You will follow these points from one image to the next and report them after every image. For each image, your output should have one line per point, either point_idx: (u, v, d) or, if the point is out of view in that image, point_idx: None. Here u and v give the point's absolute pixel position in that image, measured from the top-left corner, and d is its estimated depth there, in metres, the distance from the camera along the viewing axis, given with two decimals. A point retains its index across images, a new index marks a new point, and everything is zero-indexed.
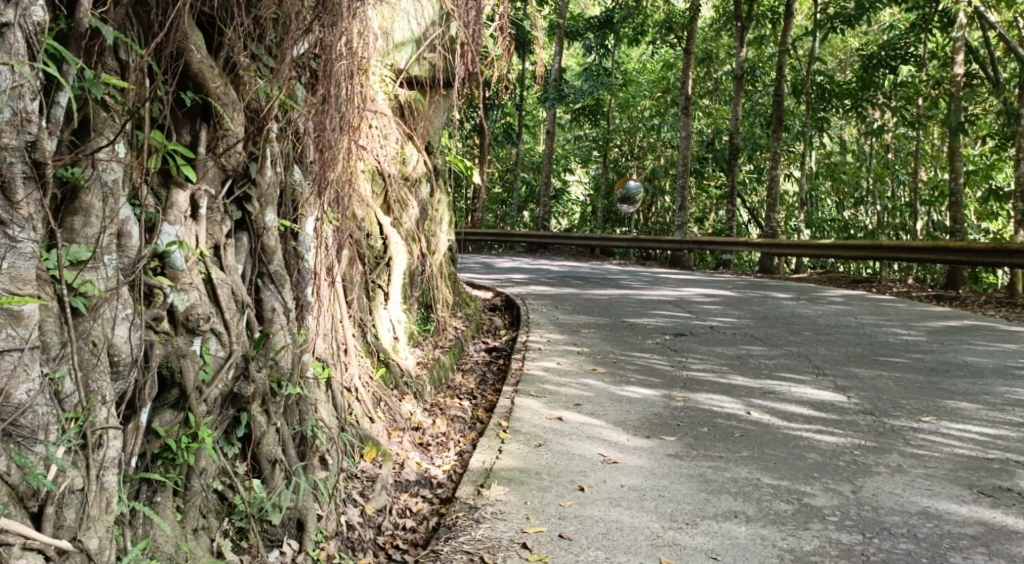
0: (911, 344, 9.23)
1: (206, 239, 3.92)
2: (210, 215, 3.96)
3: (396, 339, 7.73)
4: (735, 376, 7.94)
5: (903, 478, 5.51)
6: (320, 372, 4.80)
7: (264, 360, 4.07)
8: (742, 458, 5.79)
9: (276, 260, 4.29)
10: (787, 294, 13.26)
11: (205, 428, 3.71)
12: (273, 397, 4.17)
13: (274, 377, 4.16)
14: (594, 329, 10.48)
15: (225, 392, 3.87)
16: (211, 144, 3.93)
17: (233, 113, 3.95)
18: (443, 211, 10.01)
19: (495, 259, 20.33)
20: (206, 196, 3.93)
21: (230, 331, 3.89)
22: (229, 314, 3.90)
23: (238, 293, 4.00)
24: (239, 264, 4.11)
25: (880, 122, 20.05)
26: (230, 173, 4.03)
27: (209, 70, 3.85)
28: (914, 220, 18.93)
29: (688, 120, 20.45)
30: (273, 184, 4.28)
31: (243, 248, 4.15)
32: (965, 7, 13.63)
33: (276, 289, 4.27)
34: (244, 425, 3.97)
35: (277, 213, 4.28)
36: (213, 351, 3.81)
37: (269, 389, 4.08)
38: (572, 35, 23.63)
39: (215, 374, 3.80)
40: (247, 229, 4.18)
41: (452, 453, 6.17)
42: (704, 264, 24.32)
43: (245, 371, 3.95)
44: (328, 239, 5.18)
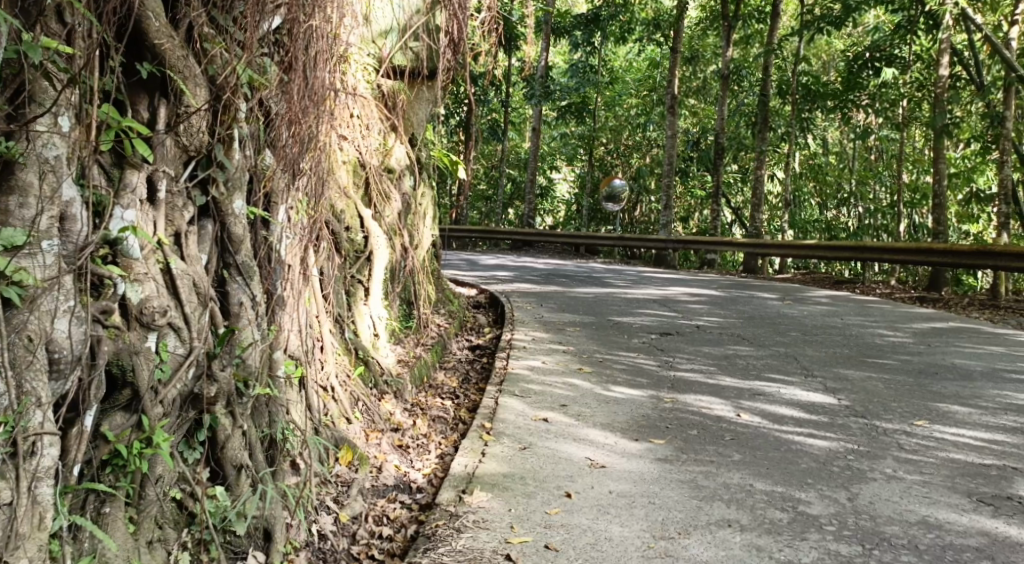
0: (897, 345, 9.03)
1: (165, 226, 3.64)
2: (168, 199, 3.68)
3: (376, 335, 7.47)
4: (723, 377, 7.70)
5: (899, 485, 5.28)
6: (293, 372, 4.52)
7: (229, 357, 3.80)
8: (734, 463, 5.55)
9: (244, 250, 3.99)
10: (772, 294, 13.04)
11: (161, 432, 3.44)
12: (239, 398, 3.88)
13: (240, 377, 3.88)
14: (578, 327, 10.23)
15: (185, 393, 3.60)
16: (170, 120, 3.64)
17: (195, 89, 3.67)
18: (426, 204, 9.76)
19: (480, 256, 20.06)
20: (165, 178, 3.65)
21: (190, 326, 3.62)
22: (189, 307, 3.64)
23: (201, 286, 3.73)
24: (202, 254, 3.82)
25: (865, 124, 19.84)
26: (191, 154, 3.75)
27: (169, 42, 3.57)
28: (898, 222, 18.78)
29: (674, 120, 20.18)
30: (242, 169, 4.00)
31: (207, 236, 3.85)
32: (951, 9, 13.44)
33: (244, 281, 3.98)
34: (206, 429, 3.69)
35: (244, 199, 3.99)
36: (171, 347, 3.55)
37: (233, 389, 3.80)
38: (559, 32, 23.34)
39: (172, 374, 3.53)
40: (212, 215, 3.89)
41: (433, 456, 5.92)
42: (688, 263, 24.12)
43: (205, 369, 3.68)
44: (301, 229, 4.89)
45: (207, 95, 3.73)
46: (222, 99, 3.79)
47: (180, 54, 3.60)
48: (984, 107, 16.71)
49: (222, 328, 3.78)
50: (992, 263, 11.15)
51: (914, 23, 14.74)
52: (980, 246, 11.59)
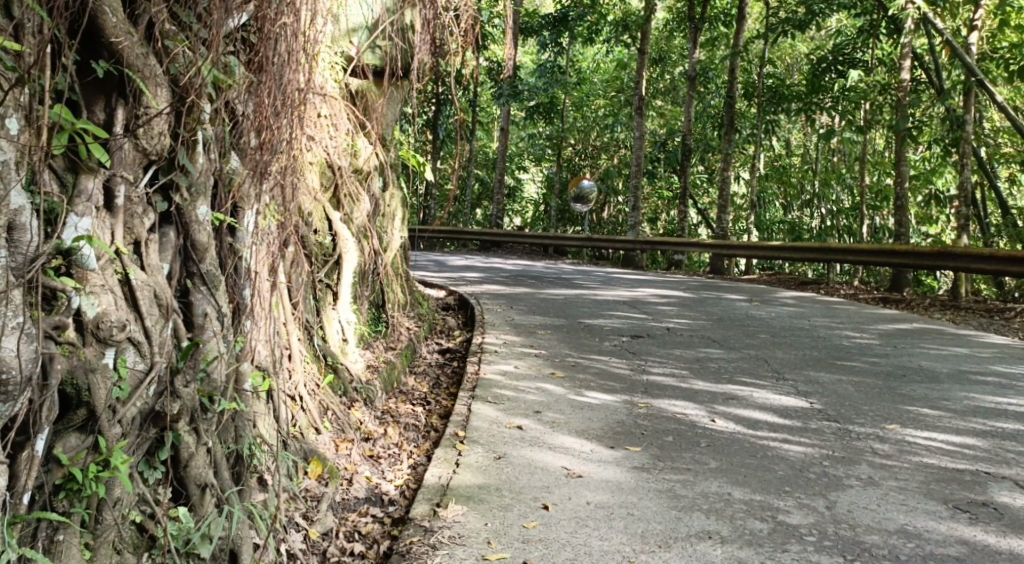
0: (866, 348, 8.94)
1: (123, 235, 3.47)
2: (127, 206, 3.50)
3: (345, 340, 7.32)
4: (695, 381, 7.58)
5: (876, 492, 5.07)
6: (259, 384, 4.36)
7: (193, 373, 3.62)
8: (711, 471, 5.37)
9: (208, 258, 3.82)
10: (740, 296, 12.97)
11: (119, 454, 3.27)
12: (204, 413, 3.71)
13: (204, 392, 3.71)
14: (548, 330, 10.09)
15: (145, 411, 3.42)
16: (129, 122, 3.46)
17: (157, 89, 3.50)
18: (395, 206, 9.62)
19: (449, 257, 19.92)
20: (124, 183, 3.47)
21: (151, 340, 3.46)
22: (150, 320, 3.47)
23: (163, 298, 3.56)
24: (165, 263, 3.65)
25: (828, 126, 19.88)
26: (152, 158, 3.56)
27: (129, 40, 3.40)
28: (861, 223, 18.81)
29: (641, 121, 20.05)
30: (206, 174, 3.82)
31: (169, 244, 3.68)
32: (913, 13, 13.45)
33: (209, 291, 3.80)
34: (168, 446, 3.52)
35: (209, 205, 3.82)
36: (130, 364, 3.38)
37: (197, 405, 3.63)
38: (527, 32, 23.21)
39: (132, 391, 3.36)
40: (174, 223, 3.71)
41: (405, 466, 5.77)
42: (656, 264, 24.08)
43: (167, 386, 3.51)
44: (267, 235, 4.72)
45: (169, 95, 3.56)
46: (186, 100, 3.62)
47: (140, 54, 3.43)
48: (943, 111, 16.75)
49: (185, 341, 3.61)
50: (952, 264, 11.10)
51: (877, 26, 14.72)
52: (940, 247, 11.53)
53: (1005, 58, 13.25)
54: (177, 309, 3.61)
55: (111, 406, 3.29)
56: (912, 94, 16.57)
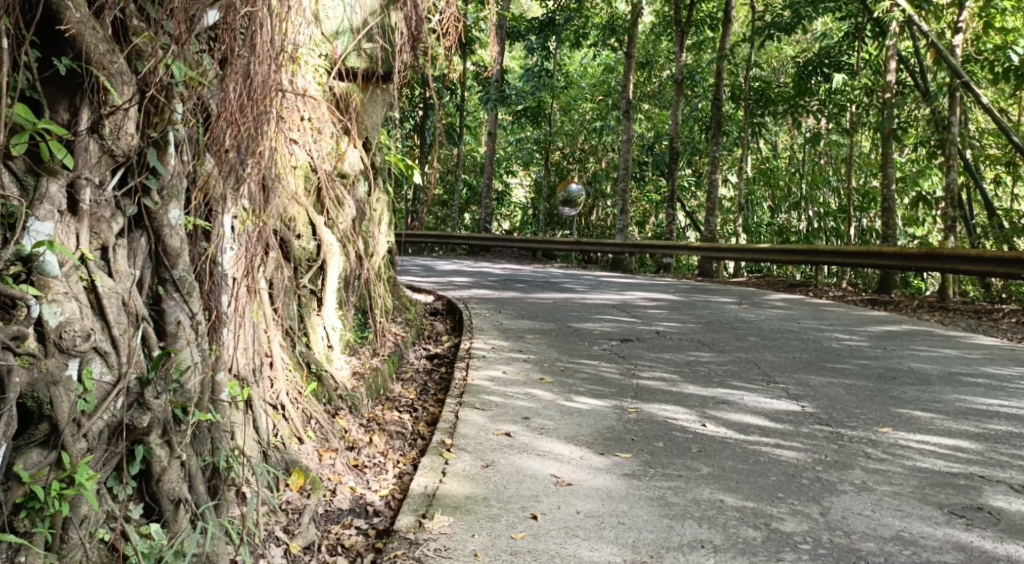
0: (856, 350, 8.86)
1: (89, 240, 3.33)
2: (94, 210, 3.37)
3: (330, 347, 7.21)
4: (686, 385, 7.47)
5: (870, 498, 4.96)
6: (237, 393, 4.24)
7: (164, 384, 3.47)
8: (702, 477, 5.25)
9: (182, 264, 3.66)
10: (730, 298, 12.88)
11: (84, 470, 3.14)
12: (177, 425, 3.57)
13: (177, 403, 3.56)
14: (537, 335, 9.97)
15: (114, 424, 3.28)
16: (95, 123, 3.34)
17: (122, 86, 3.35)
18: (381, 210, 9.52)
19: (436, 262, 19.83)
20: (89, 186, 3.33)
21: (119, 350, 3.32)
22: (118, 329, 3.33)
23: (131, 305, 3.42)
24: (134, 269, 3.51)
25: (816, 129, 19.77)
26: (119, 159, 3.42)
27: (91, 34, 3.26)
28: (848, 225, 18.73)
29: (628, 124, 19.94)
30: (179, 176, 3.68)
31: (139, 250, 3.54)
32: (898, 17, 13.36)
33: (182, 298, 3.65)
34: (139, 461, 3.38)
35: (182, 208, 3.68)
36: (96, 375, 3.24)
37: (169, 417, 3.48)
38: (513, 37, 23.12)
39: (98, 404, 3.22)
40: (144, 227, 3.57)
41: (390, 476, 5.66)
42: (644, 268, 24.00)
43: (137, 398, 3.36)
44: (244, 240, 4.60)
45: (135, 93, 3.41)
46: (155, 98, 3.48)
47: (105, 50, 3.30)
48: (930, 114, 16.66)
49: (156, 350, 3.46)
50: (940, 266, 11.01)
51: (862, 28, 14.64)
52: (928, 249, 11.44)
53: (990, 59, 13.17)
54: (148, 317, 3.47)
55: (75, 420, 3.15)
56: (897, 96, 16.50)
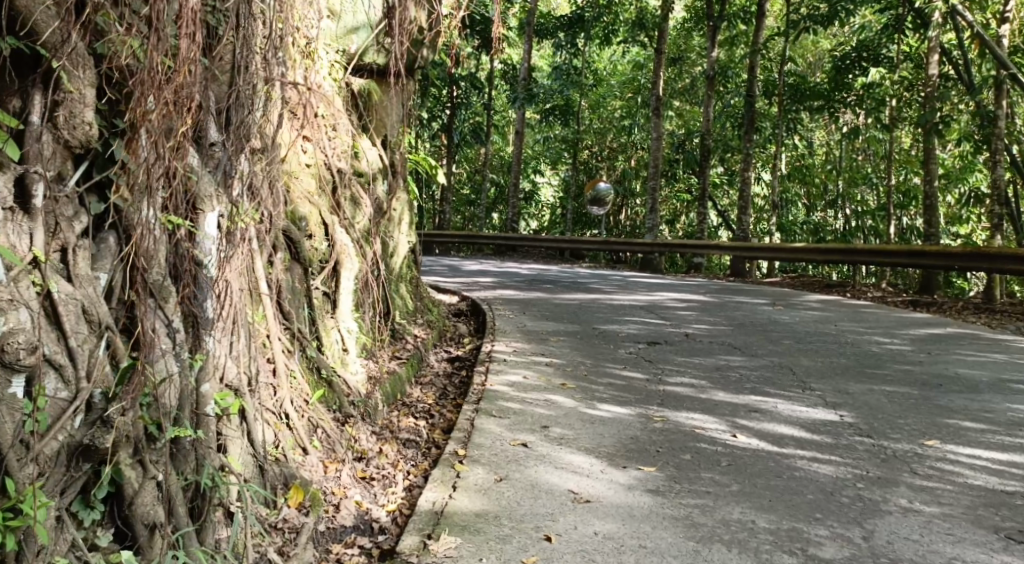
0: (897, 354, 8.45)
1: (46, 240, 3.07)
2: (50, 208, 3.10)
3: (345, 350, 6.90)
4: (715, 392, 7.12)
5: (917, 520, 4.59)
6: (225, 404, 3.95)
7: (132, 399, 3.19)
8: (732, 495, 4.91)
9: (157, 267, 3.39)
10: (763, 299, 12.47)
11: (35, 496, 2.88)
12: (151, 443, 3.30)
13: (151, 418, 3.29)
14: (561, 337, 9.63)
15: (72, 444, 3.03)
16: (48, 113, 3.08)
17: (78, 71, 3.10)
18: (402, 209, 9.21)
19: (462, 262, 19.54)
20: (43, 181, 3.06)
21: (77, 363, 3.06)
22: (75, 339, 3.07)
23: (94, 313, 3.15)
24: (101, 272, 3.24)
25: (853, 124, 19.26)
26: (77, 151, 3.17)
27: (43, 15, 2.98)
28: (888, 223, 18.24)
29: (659, 121, 19.54)
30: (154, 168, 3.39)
31: (109, 250, 3.27)
32: (941, 6, 12.88)
33: (157, 304, 3.38)
34: (105, 482, 3.12)
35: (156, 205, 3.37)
36: (50, 392, 2.98)
37: (140, 435, 3.21)
38: (542, 34, 22.81)
39: (52, 424, 2.97)
40: (113, 227, 3.30)
41: (400, 489, 5.34)
42: (675, 268, 23.58)
43: (101, 415, 3.10)
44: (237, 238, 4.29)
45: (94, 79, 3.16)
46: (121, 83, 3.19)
47: (58, 31, 3.03)
48: (974, 109, 16.09)
49: (124, 361, 3.18)
50: (986, 266, 10.56)
51: (903, 20, 14.17)
52: (973, 247, 10.97)
53: None
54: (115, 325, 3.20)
55: (24, 442, 2.89)
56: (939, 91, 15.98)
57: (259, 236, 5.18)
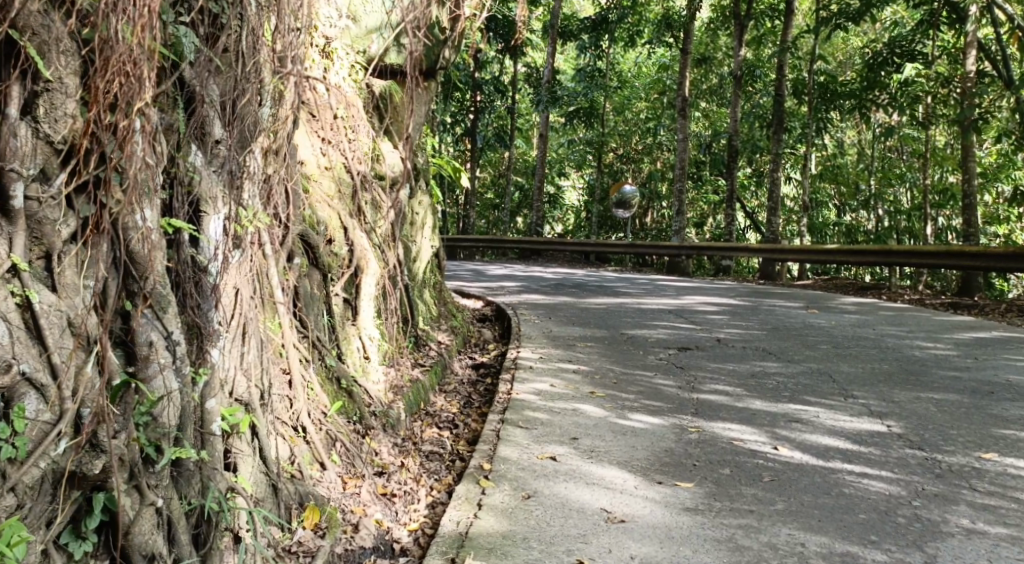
0: (942, 360, 8.09)
1: (26, 247, 2.82)
2: (32, 209, 2.85)
3: (366, 357, 6.64)
4: (752, 400, 6.80)
5: (983, 544, 4.27)
6: (230, 421, 3.71)
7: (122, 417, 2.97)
8: (778, 514, 4.59)
9: (154, 275, 3.13)
10: (796, 302, 12.12)
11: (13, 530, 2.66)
12: (148, 468, 3.07)
13: (147, 440, 3.07)
14: (589, 343, 9.32)
15: (54, 471, 2.79)
16: (27, 105, 2.84)
17: (57, 59, 2.87)
18: (424, 213, 8.94)
19: (486, 266, 19.25)
20: (21, 180, 2.81)
21: (60, 381, 2.81)
22: (59, 354, 2.82)
23: (81, 325, 2.90)
24: (91, 281, 2.96)
25: (884, 124, 18.79)
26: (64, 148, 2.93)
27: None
28: (924, 223, 17.75)
29: (685, 122, 19.17)
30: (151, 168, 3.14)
31: (99, 257, 2.99)
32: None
33: (154, 315, 3.13)
34: (99, 509, 2.90)
35: (154, 206, 3.13)
36: (30, 413, 2.74)
37: (135, 458, 2.99)
38: (566, 36, 22.51)
39: (33, 449, 2.74)
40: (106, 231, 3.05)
41: (422, 506, 5.08)
42: (702, 270, 23.18)
43: (91, 437, 2.87)
44: (243, 243, 4.02)
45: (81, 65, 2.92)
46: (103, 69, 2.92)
47: (36, 10, 2.81)
48: (1013, 105, 15.58)
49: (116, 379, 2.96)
50: None
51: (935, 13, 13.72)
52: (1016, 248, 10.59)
53: None
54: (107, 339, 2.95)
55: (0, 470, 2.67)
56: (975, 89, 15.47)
57: (272, 241, 4.91)
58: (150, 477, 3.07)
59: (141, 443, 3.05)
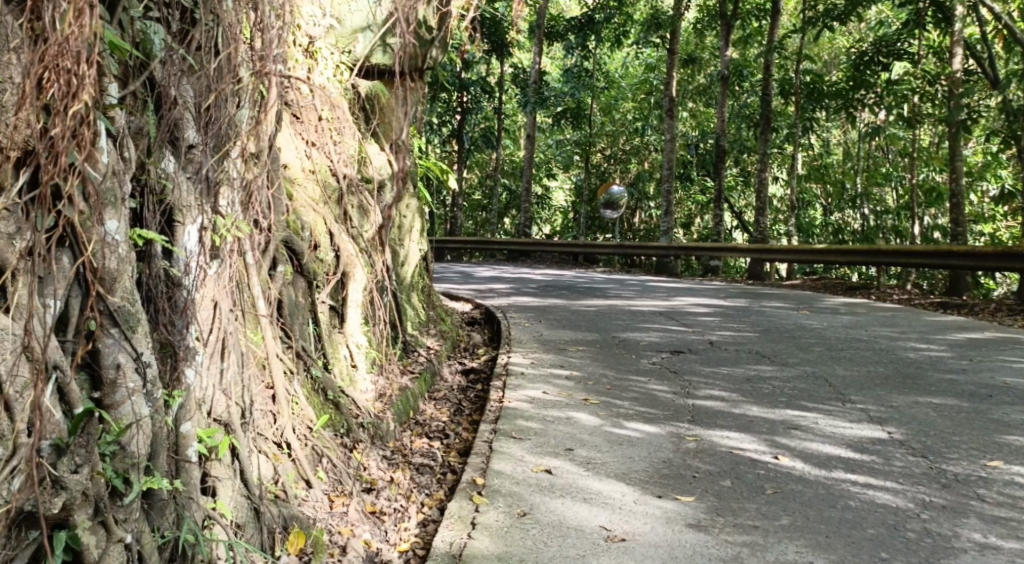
0: (938, 361, 7.91)
1: None
2: None
3: (353, 367, 6.41)
4: (749, 406, 6.59)
5: (998, 560, 4.08)
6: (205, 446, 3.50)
7: (83, 449, 2.77)
8: (783, 530, 4.40)
9: (121, 290, 2.94)
10: (787, 303, 11.93)
11: None
12: (117, 502, 2.90)
13: (113, 472, 2.89)
14: (580, 347, 9.11)
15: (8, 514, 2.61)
16: None
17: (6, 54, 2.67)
18: (411, 216, 8.71)
19: (473, 268, 19.03)
20: None
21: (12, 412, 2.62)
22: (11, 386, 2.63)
23: (40, 349, 2.69)
24: (50, 300, 2.76)
25: (872, 125, 18.61)
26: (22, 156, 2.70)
27: None
28: (914, 222, 17.57)
29: (672, 123, 18.96)
30: (117, 178, 2.94)
31: (61, 273, 2.79)
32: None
33: (120, 336, 2.94)
34: (60, 548, 2.72)
35: (120, 217, 2.93)
36: None
37: (101, 493, 2.81)
38: (551, 36, 22.29)
39: None
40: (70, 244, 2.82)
41: (413, 524, 4.86)
42: (690, 271, 22.99)
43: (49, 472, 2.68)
44: (219, 256, 3.80)
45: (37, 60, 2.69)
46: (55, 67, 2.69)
47: None
48: (1001, 103, 15.41)
49: (78, 408, 2.76)
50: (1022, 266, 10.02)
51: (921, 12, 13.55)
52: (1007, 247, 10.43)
53: None
54: (65, 363, 2.75)
55: None
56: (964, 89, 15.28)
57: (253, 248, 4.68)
58: (118, 510, 2.90)
59: (105, 475, 2.87)
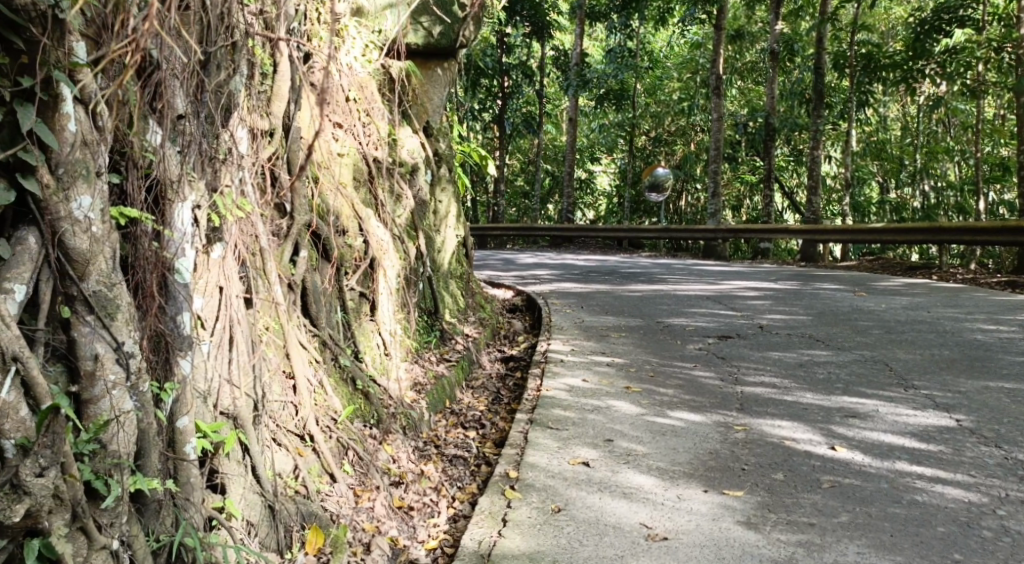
0: (1006, 343, 7.48)
1: None
2: None
3: (385, 354, 6.12)
4: (802, 393, 6.24)
5: None
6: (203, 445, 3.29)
7: (51, 445, 2.62)
8: (842, 528, 4.08)
9: (95, 274, 2.83)
10: (842, 285, 11.49)
11: None
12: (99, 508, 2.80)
13: (92, 471, 2.80)
14: (623, 333, 8.79)
15: None
16: None
17: None
18: (448, 201, 8.41)
19: (517, 255, 18.68)
20: None
21: None
22: None
23: None
24: (14, 285, 2.65)
25: (931, 97, 17.90)
26: None
27: None
28: (979, 200, 16.90)
29: (719, 101, 18.39)
30: (89, 150, 2.80)
31: (27, 255, 2.68)
32: None
33: (96, 323, 2.83)
34: (32, 557, 2.60)
35: (93, 192, 2.80)
36: None
37: (80, 496, 2.72)
38: (595, 16, 21.81)
39: None
40: (37, 224, 2.71)
41: (442, 521, 4.59)
42: (740, 254, 22.50)
43: (12, 475, 2.56)
44: (216, 240, 3.58)
45: None
46: None
47: None
48: None
49: (45, 402, 2.61)
50: None
51: None
52: None
53: None
54: (28, 356, 2.60)
55: None
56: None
57: (267, 230, 4.41)
58: (100, 514, 2.80)
59: (83, 477, 2.76)
